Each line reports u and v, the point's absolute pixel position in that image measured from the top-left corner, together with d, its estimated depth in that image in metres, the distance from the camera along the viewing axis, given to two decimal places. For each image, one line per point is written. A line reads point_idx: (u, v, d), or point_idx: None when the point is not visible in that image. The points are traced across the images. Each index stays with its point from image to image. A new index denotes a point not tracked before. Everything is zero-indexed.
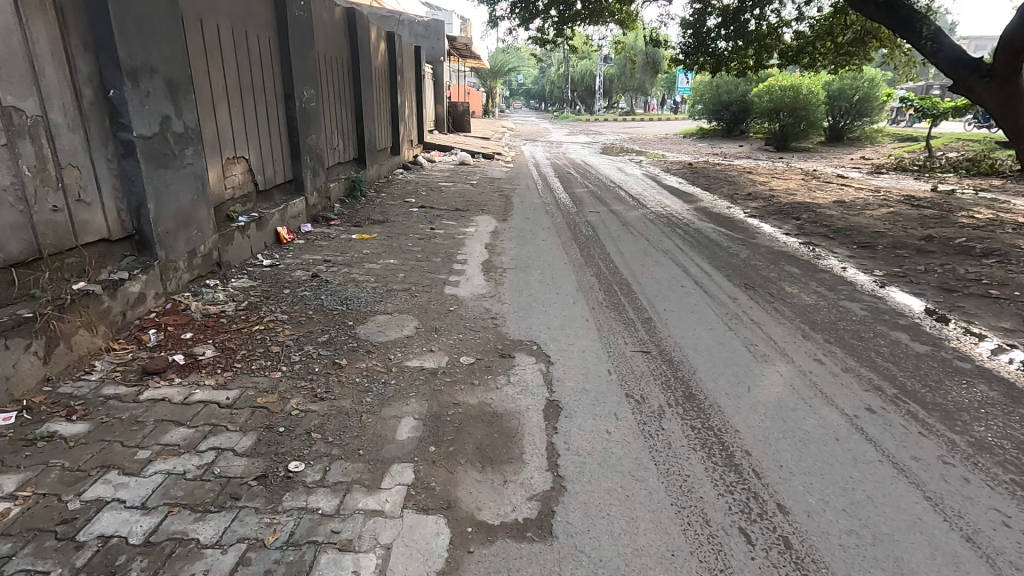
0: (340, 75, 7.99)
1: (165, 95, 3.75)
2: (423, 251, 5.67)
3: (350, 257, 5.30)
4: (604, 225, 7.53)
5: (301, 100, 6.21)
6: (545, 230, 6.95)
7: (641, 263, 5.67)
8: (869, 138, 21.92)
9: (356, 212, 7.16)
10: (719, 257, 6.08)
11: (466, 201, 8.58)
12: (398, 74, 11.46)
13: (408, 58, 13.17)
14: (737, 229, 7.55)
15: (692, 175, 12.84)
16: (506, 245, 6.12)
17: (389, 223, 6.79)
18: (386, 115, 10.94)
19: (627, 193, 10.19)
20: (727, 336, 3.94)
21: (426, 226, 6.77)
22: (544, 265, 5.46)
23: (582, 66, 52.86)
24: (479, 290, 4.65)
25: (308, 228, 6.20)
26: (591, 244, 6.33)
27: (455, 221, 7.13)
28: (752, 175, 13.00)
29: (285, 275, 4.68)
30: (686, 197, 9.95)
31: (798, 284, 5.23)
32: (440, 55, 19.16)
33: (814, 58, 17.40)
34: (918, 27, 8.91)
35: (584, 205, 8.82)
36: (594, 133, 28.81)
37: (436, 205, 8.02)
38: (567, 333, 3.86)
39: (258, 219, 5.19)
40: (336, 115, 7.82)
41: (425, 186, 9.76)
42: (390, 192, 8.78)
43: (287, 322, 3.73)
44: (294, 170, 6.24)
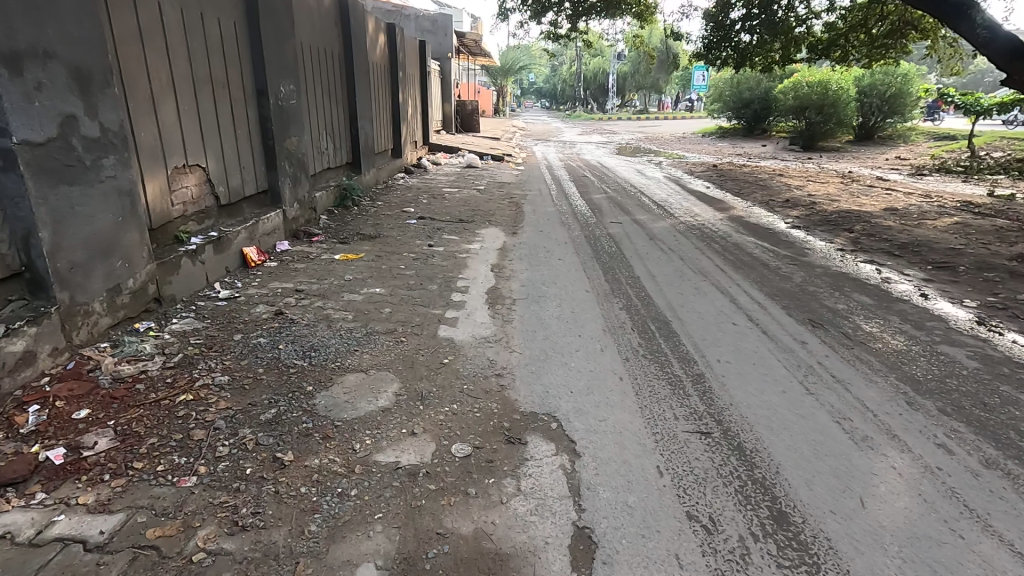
0: (330, 69, 7.10)
1: (70, 89, 2.86)
2: (417, 276, 4.76)
3: (328, 286, 4.39)
4: (629, 238, 6.55)
5: (277, 96, 5.31)
6: (561, 246, 6.01)
7: (679, 291, 4.71)
8: (902, 136, 20.68)
9: (345, 225, 6.26)
10: (770, 281, 5.09)
11: (471, 210, 7.66)
12: (399, 70, 10.56)
13: (412, 53, 12.30)
14: (783, 244, 6.54)
15: (719, 178, 11.81)
16: (516, 267, 5.20)
17: (381, 239, 5.88)
18: (386, 115, 10.03)
19: (650, 199, 9.21)
20: (808, 403, 2.97)
21: (423, 242, 5.85)
22: (561, 295, 4.52)
23: (595, 65, 51.79)
24: (482, 332, 3.73)
25: (284, 246, 5.30)
26: (615, 265, 5.37)
27: (457, 236, 6.21)
28: (785, 179, 11.95)
29: (243, 313, 3.79)
30: (717, 204, 8.94)
31: (877, 320, 4.23)
32: (447, 51, 18.28)
33: (847, 52, 16.25)
34: (970, 14, 7.86)
35: (603, 214, 7.86)
36: (608, 132, 27.79)
37: (437, 216, 7.11)
38: (596, 401, 2.91)
39: (216, 240, 4.30)
40: (324, 114, 6.91)
41: (427, 192, 8.86)
42: (387, 200, 7.88)
43: (225, 387, 2.81)
44: (269, 178, 5.35)
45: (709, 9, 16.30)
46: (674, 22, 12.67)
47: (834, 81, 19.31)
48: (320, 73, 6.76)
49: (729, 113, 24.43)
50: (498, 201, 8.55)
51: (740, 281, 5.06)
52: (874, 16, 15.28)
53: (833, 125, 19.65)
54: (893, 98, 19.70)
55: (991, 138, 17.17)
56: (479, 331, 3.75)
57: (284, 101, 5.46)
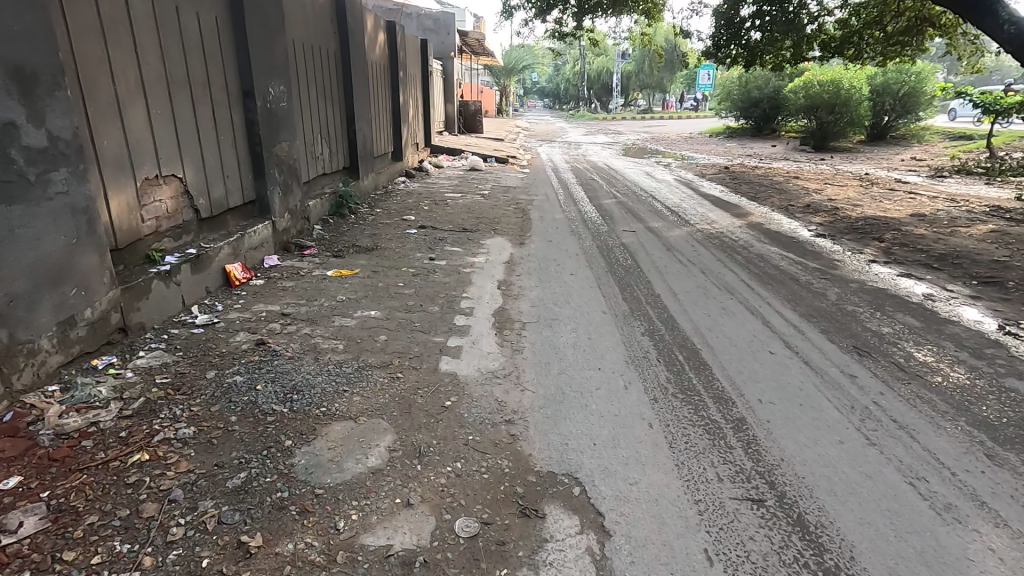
0: (325, 68, 6.68)
1: (9, 93, 2.45)
2: (417, 295, 4.34)
3: (319, 309, 3.98)
4: (644, 249, 6.11)
5: (265, 98, 4.89)
6: (572, 258, 5.58)
7: (705, 311, 4.27)
8: (915, 136, 20.17)
9: (340, 236, 5.84)
10: (803, 299, 4.65)
11: (475, 218, 7.23)
12: (400, 70, 10.14)
13: (413, 53, 11.90)
14: (810, 254, 6.09)
15: (732, 181, 11.36)
16: (525, 283, 4.77)
17: (378, 251, 5.46)
18: (385, 117, 9.60)
19: (663, 204, 8.78)
20: (872, 458, 2.53)
21: (424, 255, 5.42)
22: (576, 317, 4.09)
23: (598, 64, 51.33)
24: (489, 365, 3.31)
25: (273, 262, 4.89)
26: (633, 281, 4.94)
27: (461, 248, 5.78)
28: (800, 181, 11.49)
29: (221, 342, 3.37)
30: (734, 210, 8.50)
31: (929, 346, 3.79)
32: (450, 51, 17.85)
33: (861, 50, 15.77)
34: (994, 9, 7.37)
35: (615, 222, 7.43)
36: (614, 132, 27.34)
37: (440, 224, 6.68)
38: (625, 457, 2.48)
39: (195, 259, 3.88)
40: (318, 117, 6.49)
41: (429, 198, 8.44)
42: (387, 207, 7.47)
43: (189, 442, 2.40)
44: (257, 187, 4.93)
45: (718, 6, 15.86)
46: (684, 18, 12.23)
47: (847, 80, 18.82)
48: (313, 73, 6.34)
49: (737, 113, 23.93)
50: (504, 207, 8.12)
51: (770, 299, 4.62)
52: (890, 12, 14.80)
53: (845, 125, 19.15)
54: (907, 97, 19.19)
55: (1010, 138, 16.65)
56: (486, 363, 3.32)
57: (273, 103, 5.04)
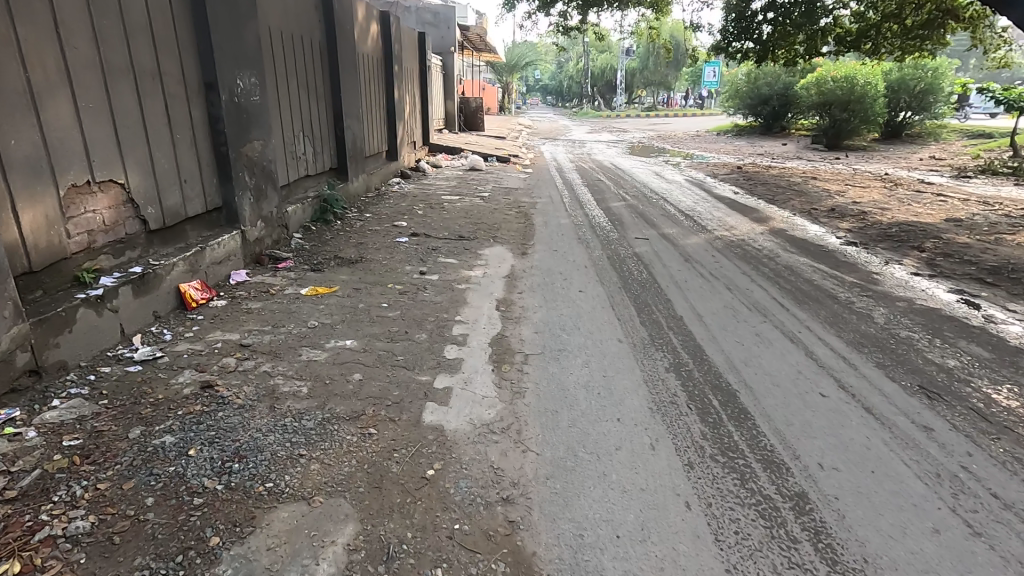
0: (308, 59, 6.08)
1: None
2: (402, 319, 3.75)
3: (284, 338, 3.39)
4: (658, 258, 5.52)
5: (231, 91, 4.29)
6: (580, 271, 4.98)
7: (737, 339, 3.67)
8: (932, 134, 19.49)
9: (322, 246, 5.24)
10: (846, 322, 4.05)
11: (474, 223, 6.63)
12: (395, 64, 9.56)
13: (410, 46, 11.31)
14: (845, 266, 5.47)
15: (747, 182, 10.74)
16: (528, 303, 4.18)
17: (363, 264, 4.86)
18: (379, 115, 9.01)
19: (676, 208, 8.17)
20: (984, 560, 1.92)
21: (414, 268, 4.83)
22: (587, 346, 3.50)
23: (602, 61, 50.64)
24: (483, 414, 2.72)
25: (241, 277, 4.29)
26: (650, 299, 4.34)
27: (455, 259, 5.19)
28: (819, 182, 10.85)
29: (158, 385, 2.78)
30: (752, 214, 7.89)
31: (1009, 386, 3.18)
32: (450, 46, 17.24)
33: (878, 45, 15.12)
34: None
35: (625, 227, 6.82)
36: (619, 130, 26.70)
37: (433, 231, 6.09)
38: (659, 560, 1.88)
39: (139, 279, 3.30)
40: (300, 113, 5.91)
41: (424, 200, 7.85)
42: (378, 211, 6.87)
43: (81, 543, 1.81)
44: (223, 193, 4.34)
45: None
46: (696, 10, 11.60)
47: (862, 76, 18.15)
48: (294, 65, 5.75)
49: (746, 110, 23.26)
50: (505, 211, 7.52)
51: (809, 322, 4.02)
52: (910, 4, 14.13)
53: (860, 123, 18.50)
54: (924, 94, 18.53)
55: None
56: (479, 412, 2.73)
57: (243, 97, 4.46)
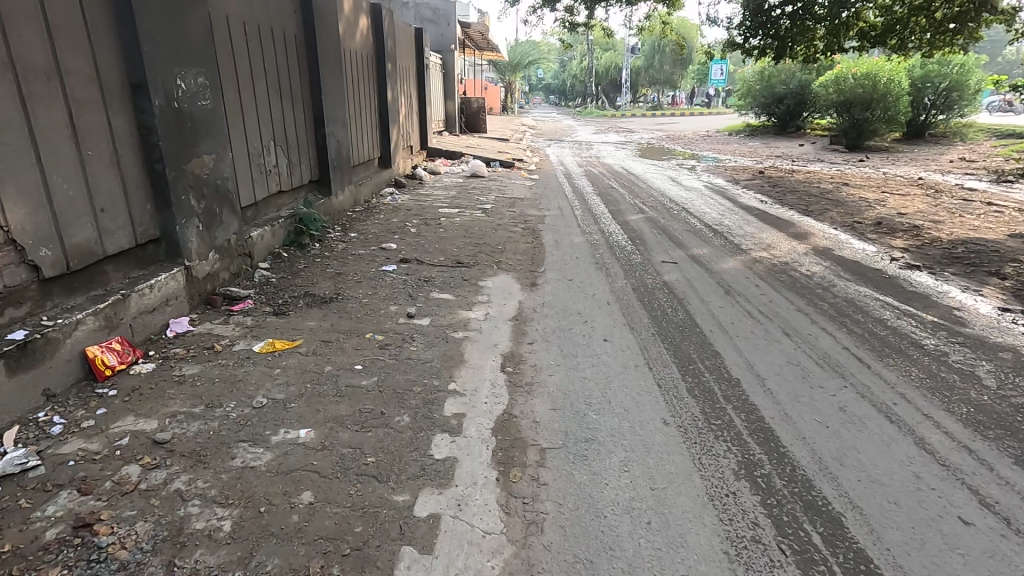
0: (280, 55, 5.20)
1: None
2: (378, 391, 2.88)
3: (217, 427, 2.51)
4: (692, 289, 4.65)
5: (169, 94, 3.42)
6: (603, 311, 4.10)
7: (818, 419, 2.79)
8: (957, 134, 18.54)
9: (291, 279, 4.38)
10: (950, 387, 3.16)
11: (475, 244, 5.76)
12: (388, 63, 8.69)
13: (405, 42, 10.43)
14: (918, 299, 4.58)
15: (773, 189, 9.85)
16: (541, 360, 3.31)
17: (338, 304, 3.98)
18: (370, 119, 8.15)
19: (701, 221, 7.29)
20: None
21: (401, 308, 3.96)
22: (623, 433, 2.63)
23: (607, 59, 49.71)
24: (483, 571, 1.84)
25: (182, 328, 3.43)
26: (694, 354, 3.46)
27: (451, 294, 4.31)
28: (852, 188, 9.95)
29: (12, 523, 1.92)
30: (788, 228, 7.00)
31: None
32: (450, 43, 16.35)
33: (905, 40, 14.17)
34: None
35: (648, 247, 5.96)
36: (627, 131, 25.80)
37: (427, 256, 5.21)
38: None
39: (18, 350, 2.44)
40: (269, 119, 5.04)
41: (420, 215, 6.98)
42: (365, 230, 6.01)
43: None
44: (160, 221, 3.48)
45: None
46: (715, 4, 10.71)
47: (885, 73, 17.19)
48: (261, 63, 4.89)
49: (760, 109, 22.31)
50: (509, 227, 6.64)
51: (902, 387, 3.13)
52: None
53: (883, 123, 17.54)
54: (950, 93, 17.59)
55: None
56: (478, 570, 1.85)
57: (185, 101, 3.59)
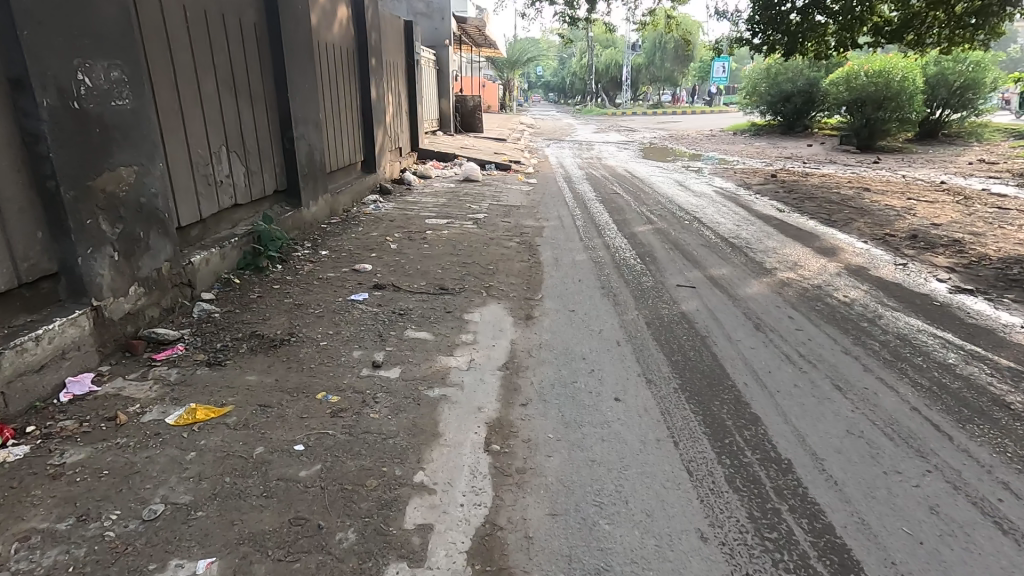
0: (233, 45, 4.46)
1: None
2: (319, 487, 2.17)
3: (82, 557, 1.80)
4: (716, 323, 3.94)
5: (66, 92, 2.69)
6: (611, 356, 3.39)
7: (908, 531, 2.07)
8: (971, 134, 17.85)
9: (238, 315, 3.65)
10: None
11: (462, 263, 5.04)
12: (372, 58, 7.96)
13: (394, 36, 9.70)
14: (983, 335, 3.87)
15: (788, 195, 9.15)
16: (536, 433, 2.60)
17: (289, 349, 3.26)
18: (350, 119, 7.42)
19: (714, 233, 6.60)
20: None
21: (366, 354, 3.24)
22: (647, 559, 1.92)
23: (607, 56, 48.89)
24: None
25: (82, 389, 2.70)
26: (728, 420, 2.76)
27: (429, 332, 3.60)
28: (873, 194, 9.25)
29: None
30: (813, 242, 6.30)
31: None
32: (445, 38, 15.61)
33: (921, 36, 13.38)
34: None
35: (659, 266, 5.26)
36: (628, 130, 25.05)
37: (406, 280, 4.49)
38: None
39: None
40: (220, 121, 4.31)
41: (403, 227, 6.26)
42: (338, 247, 5.29)
43: None
44: (57, 253, 2.76)
45: None
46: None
47: (898, 71, 16.46)
48: (209, 56, 4.16)
49: (766, 107, 21.58)
50: (503, 241, 5.93)
51: (1003, 473, 2.41)
52: None
53: (896, 123, 16.82)
54: (966, 92, 16.85)
55: None
56: None
57: (93, 100, 2.86)
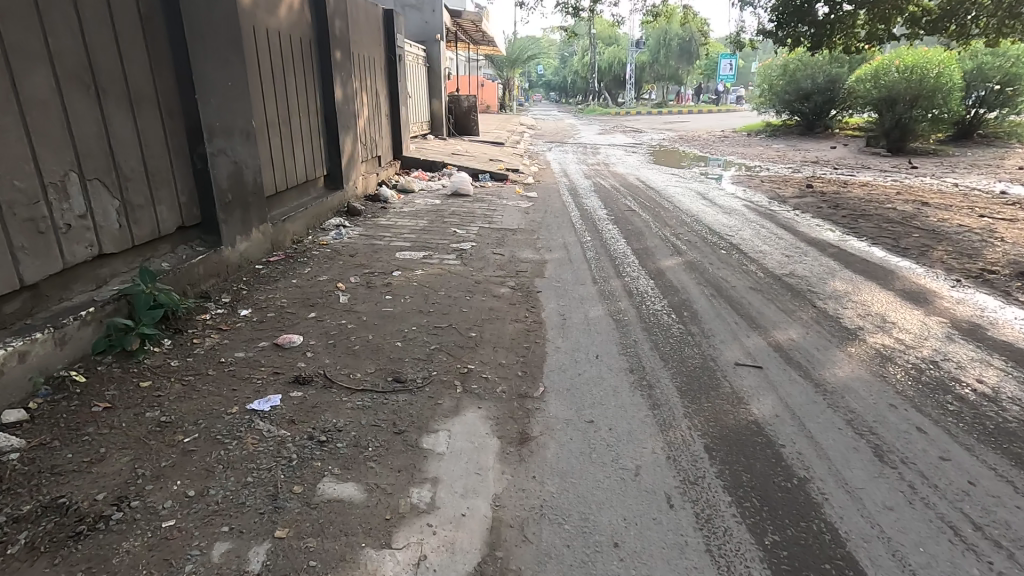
0: (89, 23, 3.05)
1: None
2: None
3: None
4: (816, 450, 2.53)
5: None
6: (662, 545, 1.99)
7: None
8: (1011, 134, 16.38)
9: (51, 454, 2.25)
10: None
11: (433, 328, 3.64)
12: (336, 51, 6.53)
13: (370, 26, 8.29)
14: None
15: (836, 211, 7.71)
16: None
17: (100, 541, 1.86)
18: (306, 126, 6.02)
19: (763, 271, 5.18)
20: None
21: (236, 554, 1.85)
22: None
23: (609, 54, 47.44)
24: None
25: None
26: None
27: (359, 485, 2.20)
28: (937, 209, 7.79)
29: None
30: (894, 284, 4.88)
31: None
32: (435, 32, 14.13)
33: (966, 26, 11.72)
34: None
35: (704, 328, 3.86)
36: (635, 132, 23.62)
37: (346, 366, 3.09)
38: None
39: None
40: (66, 136, 2.91)
41: (366, 265, 4.86)
42: (267, 305, 3.89)
43: None
44: None
45: None
46: None
47: (934, 66, 15.01)
48: (39, 37, 2.75)
49: (784, 106, 20.16)
50: (493, 286, 4.53)
51: None
52: None
53: (928, 123, 15.42)
54: (1005, 90, 15.39)
55: None
56: None
57: None
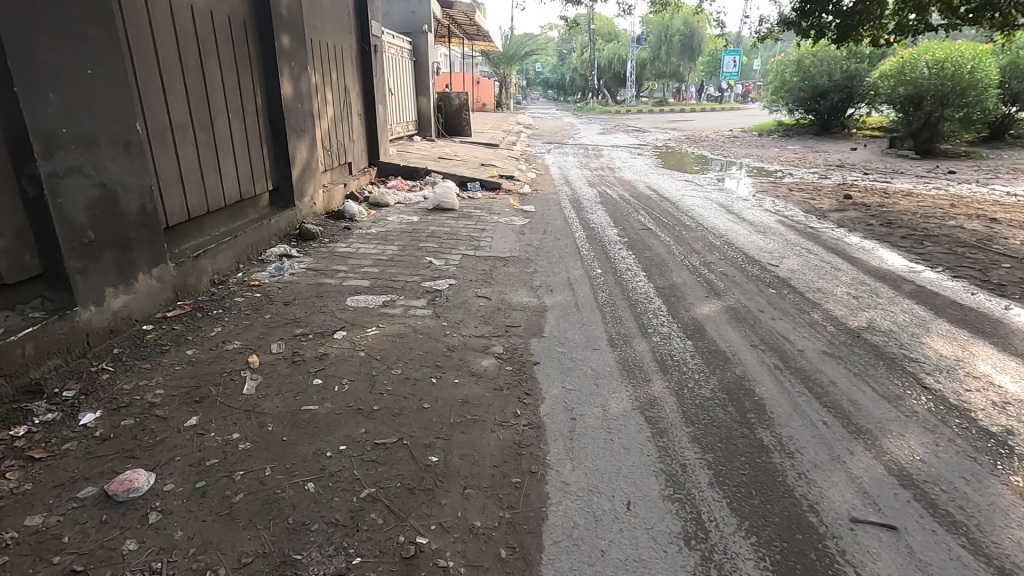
0: None
1: None
2: None
3: None
4: None
5: None
6: None
7: None
8: None
9: None
10: None
11: (372, 446, 2.37)
12: (283, 36, 5.22)
13: (335, 10, 6.97)
14: None
15: (892, 232, 6.42)
16: None
17: None
18: (240, 132, 4.73)
19: (831, 324, 3.92)
20: None
21: None
22: None
23: (609, 50, 46.00)
24: None
25: None
26: None
27: None
28: (1013, 228, 6.49)
29: None
30: (1017, 347, 3.59)
31: None
32: (422, 22, 12.67)
33: (1009, 16, 9.98)
34: None
35: (781, 437, 2.58)
36: (638, 131, 22.32)
37: (207, 550, 1.81)
38: None
39: None
40: None
41: (301, 321, 3.57)
42: (129, 401, 2.61)
43: None
44: None
45: None
46: None
47: (968, 60, 13.71)
48: None
49: (798, 104, 18.91)
50: (471, 355, 3.26)
51: None
52: None
53: (958, 124, 14.19)
54: None
55: None
56: None
57: None
